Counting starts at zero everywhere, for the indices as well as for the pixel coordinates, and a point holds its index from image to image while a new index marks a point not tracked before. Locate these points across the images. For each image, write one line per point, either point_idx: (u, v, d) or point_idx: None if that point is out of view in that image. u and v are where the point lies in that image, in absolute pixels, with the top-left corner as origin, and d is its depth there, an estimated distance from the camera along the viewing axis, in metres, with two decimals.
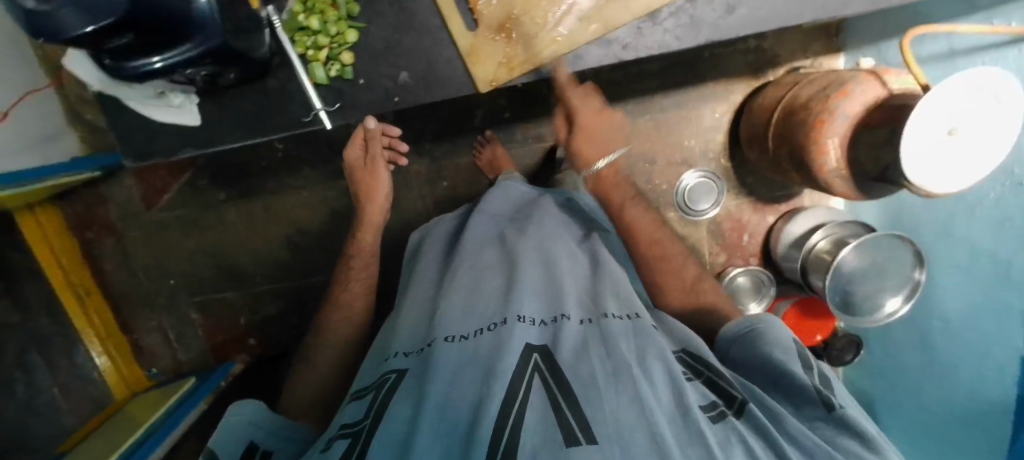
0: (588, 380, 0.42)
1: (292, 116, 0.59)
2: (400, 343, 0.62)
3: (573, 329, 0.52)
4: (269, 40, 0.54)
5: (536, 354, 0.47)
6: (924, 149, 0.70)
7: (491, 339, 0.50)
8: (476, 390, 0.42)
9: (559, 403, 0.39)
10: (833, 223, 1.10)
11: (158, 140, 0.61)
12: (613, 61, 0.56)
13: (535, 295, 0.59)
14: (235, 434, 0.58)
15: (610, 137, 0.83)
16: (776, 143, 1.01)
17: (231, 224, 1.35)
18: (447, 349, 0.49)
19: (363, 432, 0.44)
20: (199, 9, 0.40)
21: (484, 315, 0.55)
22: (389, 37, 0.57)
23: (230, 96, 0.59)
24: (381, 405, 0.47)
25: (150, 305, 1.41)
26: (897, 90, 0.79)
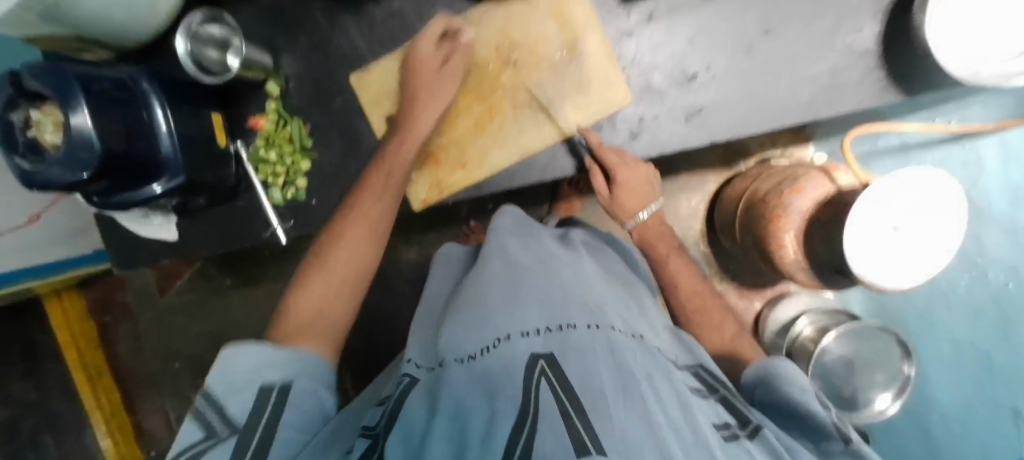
0: (596, 388, 0.36)
1: (254, 231, 0.60)
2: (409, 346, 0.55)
3: (584, 336, 0.42)
4: (231, 169, 0.57)
5: (542, 359, 0.40)
6: (866, 239, 0.70)
7: (492, 359, 0.41)
8: (488, 403, 0.37)
9: (566, 406, 0.34)
10: (818, 311, 1.06)
11: (143, 249, 0.62)
12: (536, 180, 0.60)
13: (540, 298, 0.48)
14: None
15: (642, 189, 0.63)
16: (743, 233, 1.03)
17: (234, 309, 1.41)
18: (455, 372, 0.41)
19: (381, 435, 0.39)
20: (163, 153, 0.48)
21: (490, 320, 0.46)
22: (336, 164, 0.57)
23: (205, 214, 0.60)
24: (392, 414, 0.41)
25: (156, 387, 1.43)
26: (845, 185, 0.82)
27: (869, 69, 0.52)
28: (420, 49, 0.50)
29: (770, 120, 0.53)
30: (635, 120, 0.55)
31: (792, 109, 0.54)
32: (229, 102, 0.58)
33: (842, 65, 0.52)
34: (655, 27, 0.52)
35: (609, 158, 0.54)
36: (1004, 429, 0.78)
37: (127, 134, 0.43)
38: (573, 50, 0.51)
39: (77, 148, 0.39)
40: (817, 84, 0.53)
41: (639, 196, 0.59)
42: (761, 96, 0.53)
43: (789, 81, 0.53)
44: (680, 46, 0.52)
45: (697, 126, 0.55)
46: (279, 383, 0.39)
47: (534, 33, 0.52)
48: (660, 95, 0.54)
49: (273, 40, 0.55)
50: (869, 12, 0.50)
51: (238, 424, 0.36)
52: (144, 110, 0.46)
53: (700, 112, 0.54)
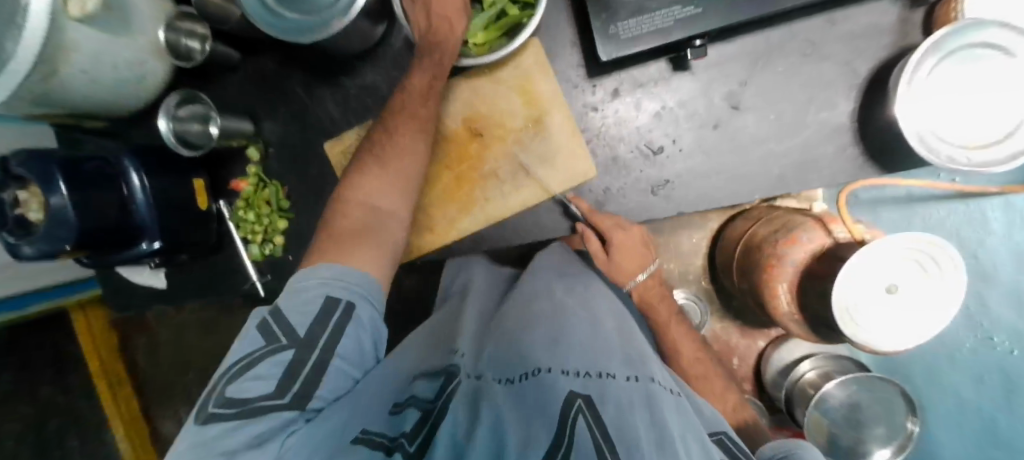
0: (634, 440, 0.30)
1: (236, 283, 0.62)
2: (457, 339, 0.47)
3: (622, 389, 0.35)
4: (215, 227, 0.60)
5: (580, 399, 0.33)
6: (858, 296, 0.66)
7: (523, 398, 0.35)
8: (524, 429, 0.32)
9: (603, 450, 0.29)
10: (822, 355, 1.02)
11: (135, 294, 0.66)
12: (507, 242, 0.60)
13: (580, 343, 0.42)
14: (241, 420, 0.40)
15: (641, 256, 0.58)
16: (739, 276, 1.01)
17: None
18: (498, 392, 0.37)
19: (437, 408, 0.37)
20: (139, 218, 0.50)
21: (533, 353, 0.40)
22: (314, 225, 0.59)
23: (188, 265, 0.63)
24: (449, 393, 0.38)
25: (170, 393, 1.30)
26: (840, 238, 0.77)
27: (844, 145, 0.51)
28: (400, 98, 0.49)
29: (738, 195, 0.53)
30: (601, 190, 0.55)
31: (762, 184, 0.53)
32: (214, 166, 0.61)
33: (811, 142, 0.51)
34: (620, 101, 0.53)
35: (603, 222, 0.54)
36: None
37: (104, 207, 0.46)
38: (539, 125, 0.53)
39: (55, 227, 0.42)
40: (789, 159, 0.52)
41: (637, 259, 0.57)
42: (730, 170, 0.53)
43: (758, 157, 0.52)
44: (645, 121, 0.53)
45: (664, 198, 0.54)
46: (343, 300, 0.41)
47: (500, 109, 0.54)
48: (625, 166, 0.54)
49: (255, 109, 0.58)
50: (842, 90, 0.50)
51: (300, 334, 0.39)
52: (122, 182, 0.48)
53: (667, 184, 0.53)
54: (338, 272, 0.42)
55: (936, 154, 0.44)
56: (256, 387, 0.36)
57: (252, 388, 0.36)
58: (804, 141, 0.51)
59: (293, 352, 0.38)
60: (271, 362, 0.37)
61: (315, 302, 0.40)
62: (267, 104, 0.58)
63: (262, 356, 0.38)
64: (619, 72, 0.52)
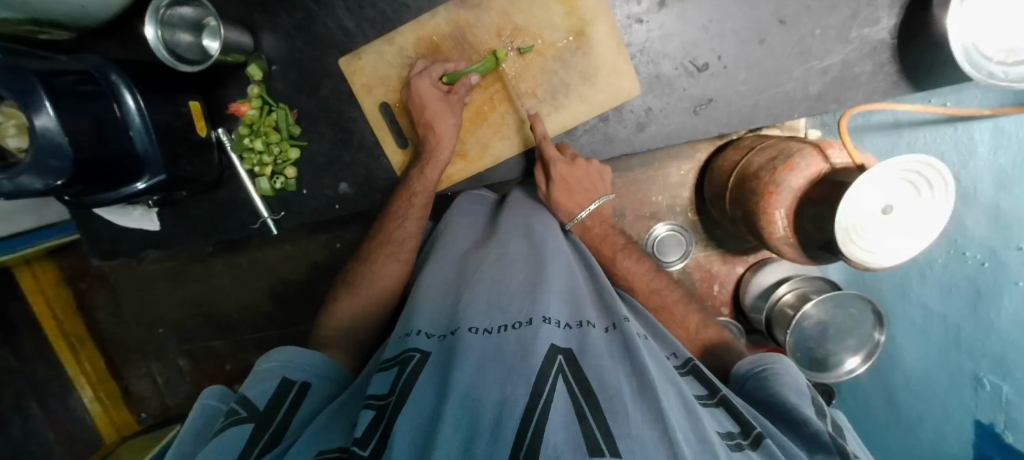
0: (615, 389, 0.30)
1: (241, 222, 0.60)
2: (417, 315, 0.43)
3: (602, 340, 0.38)
4: (215, 158, 0.55)
5: (561, 354, 0.34)
6: (856, 219, 0.61)
7: (509, 341, 0.35)
8: (501, 380, 0.31)
9: (580, 405, 0.29)
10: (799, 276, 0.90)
11: (124, 241, 0.62)
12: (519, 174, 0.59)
13: (558, 291, 0.42)
14: (259, 377, 0.43)
15: (589, 187, 0.55)
16: (731, 207, 0.87)
17: (217, 279, 1.11)
18: (473, 342, 0.35)
19: (392, 404, 0.33)
20: (139, 148, 0.45)
21: (512, 306, 0.40)
22: (330, 154, 0.57)
23: (184, 205, 0.60)
24: (407, 384, 0.34)
25: (140, 350, 1.18)
26: (839, 164, 0.69)
27: (880, 63, 0.51)
28: (418, 86, 0.50)
29: (779, 113, 0.53)
30: (642, 111, 0.54)
31: (801, 102, 0.53)
32: (208, 89, 0.55)
33: (854, 56, 0.51)
34: (666, 13, 0.51)
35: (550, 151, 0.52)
36: (962, 394, 0.73)
37: (100, 135, 0.41)
38: (580, 37, 0.50)
39: (49, 155, 0.37)
40: (829, 77, 0.52)
41: (581, 196, 0.55)
42: (771, 87, 0.53)
43: (801, 72, 0.52)
44: (690, 35, 0.51)
45: (705, 117, 0.54)
46: (298, 380, 0.43)
47: (537, 19, 0.50)
48: (669, 84, 0.53)
49: (252, 19, 0.53)
50: (885, 4, 0.49)
51: (259, 408, 0.39)
52: (114, 104, 0.43)
53: (709, 103, 0.53)
54: (293, 354, 0.45)
55: (977, 69, 0.45)
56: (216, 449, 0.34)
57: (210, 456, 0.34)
58: (845, 58, 0.51)
59: (251, 426, 0.37)
60: (232, 433, 0.36)
61: (270, 380, 0.42)
62: (266, 13, 0.53)
63: (220, 430, 0.37)
64: None
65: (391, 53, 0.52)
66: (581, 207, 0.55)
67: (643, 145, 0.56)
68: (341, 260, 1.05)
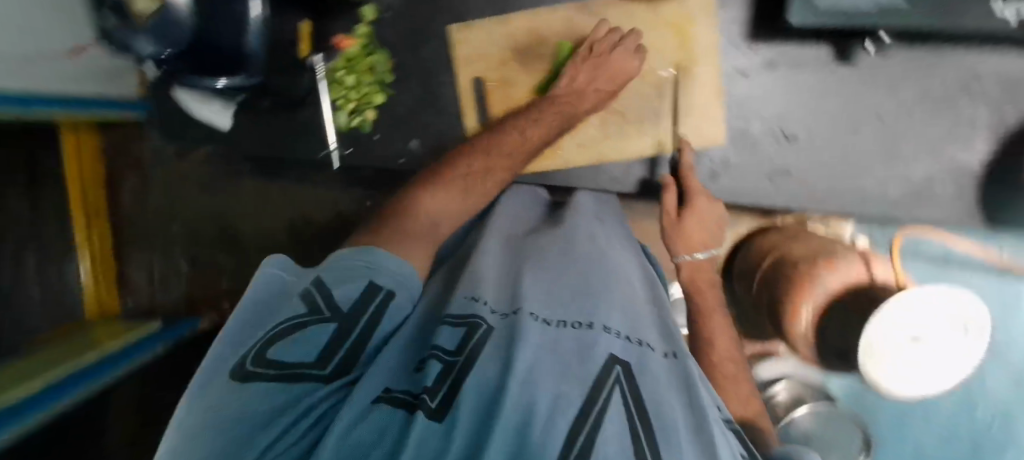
0: (670, 419, 0.28)
1: (308, 148, 0.61)
2: (484, 284, 0.40)
3: (661, 366, 0.34)
4: (308, 81, 0.57)
5: (618, 365, 0.31)
6: (886, 336, 0.59)
7: (570, 341, 0.32)
8: (558, 377, 0.28)
9: (638, 426, 0.26)
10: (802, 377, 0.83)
11: (190, 129, 0.64)
12: (592, 187, 0.59)
13: (620, 305, 0.40)
14: (333, 276, 0.36)
15: (712, 233, 0.52)
16: (757, 291, 0.80)
17: (244, 198, 1.13)
18: (534, 328, 0.33)
19: (461, 363, 0.30)
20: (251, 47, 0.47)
21: (573, 303, 0.38)
22: (410, 110, 0.58)
23: (262, 114, 0.61)
24: (476, 349, 0.31)
25: (148, 242, 1.19)
26: (878, 278, 0.67)
27: (964, 189, 0.51)
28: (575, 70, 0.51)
29: (849, 205, 0.53)
30: (719, 162, 0.55)
31: (875, 202, 0.53)
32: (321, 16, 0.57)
33: (939, 174, 0.51)
34: (772, 78, 0.52)
35: (695, 183, 0.52)
36: None
37: None
38: (684, 71, 0.53)
39: None
40: (909, 186, 0.52)
41: (705, 234, 0.51)
42: (850, 178, 0.53)
43: (884, 174, 0.52)
44: (789, 104, 0.52)
45: (778, 186, 0.54)
46: (384, 286, 0.37)
47: (648, 44, 0.53)
48: (754, 144, 0.54)
49: None
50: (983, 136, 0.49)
51: (343, 309, 0.33)
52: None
53: (786, 174, 0.53)
54: (373, 259, 0.38)
55: None
56: (287, 347, 0.29)
57: (291, 352, 0.29)
58: (930, 173, 0.51)
59: (332, 327, 0.32)
60: (309, 331, 0.31)
61: (356, 280, 0.36)
62: None
63: (299, 325, 0.31)
64: (780, 45, 0.51)
65: (502, 34, 0.54)
66: (704, 245, 0.51)
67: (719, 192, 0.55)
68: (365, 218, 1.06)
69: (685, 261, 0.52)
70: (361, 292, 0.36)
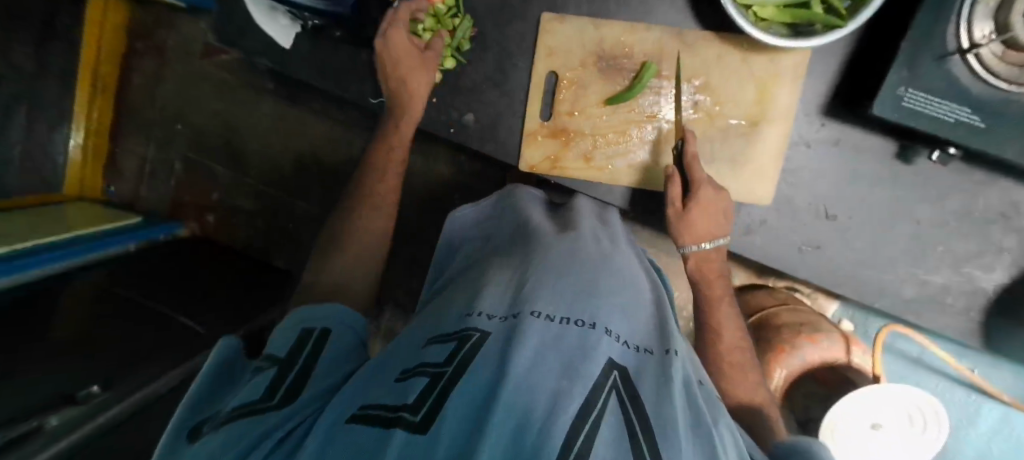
0: (671, 422, 0.28)
1: (361, 90, 0.61)
2: (484, 296, 0.39)
3: (659, 365, 0.35)
4: (384, 25, 0.56)
5: (616, 370, 0.31)
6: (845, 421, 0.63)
7: (571, 338, 0.32)
8: (558, 379, 0.28)
9: (636, 432, 0.26)
10: None
11: (245, 37, 0.62)
12: (631, 209, 0.60)
13: (619, 304, 0.39)
14: (285, 327, 0.42)
15: (717, 221, 0.54)
16: None
17: (260, 117, 1.10)
18: (535, 327, 0.32)
19: (449, 374, 0.29)
20: None
21: (577, 302, 0.37)
22: (477, 84, 0.59)
23: (326, 44, 0.60)
24: (466, 358, 0.31)
25: (148, 131, 1.15)
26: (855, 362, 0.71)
27: (972, 308, 0.54)
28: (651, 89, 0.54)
29: (866, 294, 0.55)
30: (756, 219, 0.56)
31: (889, 297, 0.55)
32: None
33: (954, 286, 0.54)
34: (834, 154, 0.53)
35: (698, 173, 0.52)
36: None
37: None
38: (754, 125, 0.54)
39: None
40: (924, 289, 0.55)
41: (713, 225, 0.53)
42: (877, 270, 0.55)
43: (905, 273, 0.54)
44: (841, 183, 0.53)
45: (804, 259, 0.55)
46: (318, 328, 0.42)
47: (726, 89, 0.54)
48: (795, 212, 0.55)
49: None
50: (1005, 261, 0.52)
51: (280, 354, 0.38)
52: None
53: (817, 249, 0.55)
54: (314, 308, 0.44)
55: None
56: (240, 399, 0.34)
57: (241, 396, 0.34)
58: (947, 282, 0.54)
59: (274, 370, 0.36)
60: (256, 378, 0.36)
61: (292, 331, 0.41)
62: None
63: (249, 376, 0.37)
64: (851, 125, 0.52)
65: (591, 37, 0.56)
66: (711, 235, 0.53)
67: (746, 247, 0.57)
68: None
69: (693, 251, 0.55)
70: (299, 337, 0.40)
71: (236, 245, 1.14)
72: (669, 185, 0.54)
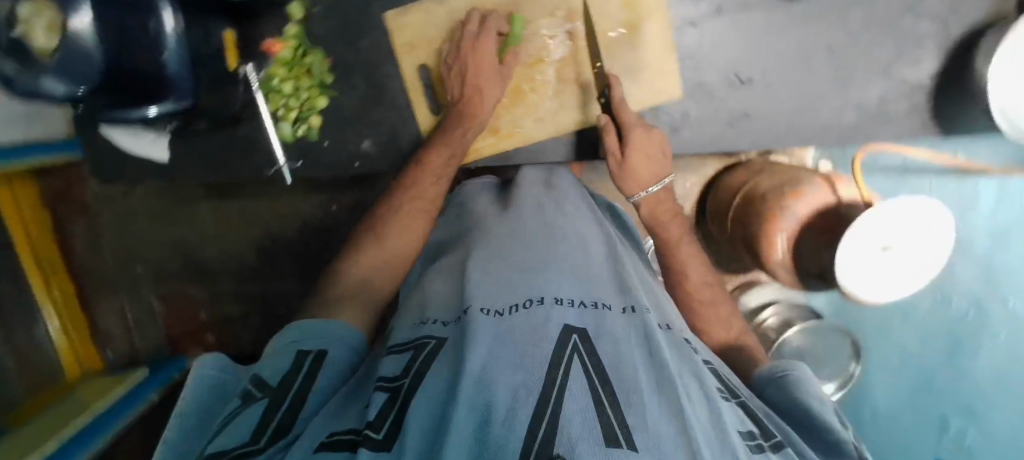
0: (632, 382, 0.28)
1: (253, 164, 0.60)
2: (432, 304, 0.40)
3: (619, 322, 0.35)
4: (240, 93, 0.54)
5: (574, 335, 0.31)
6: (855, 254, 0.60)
7: (523, 323, 0.32)
8: (514, 366, 0.28)
9: (599, 391, 0.26)
10: (788, 302, 0.85)
11: (125, 167, 0.61)
12: (561, 158, 0.61)
13: (570, 273, 0.40)
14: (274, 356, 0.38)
15: (659, 164, 0.53)
16: (732, 228, 0.82)
17: (204, 225, 1.08)
18: (485, 324, 0.32)
19: (406, 385, 0.30)
20: (169, 70, 0.43)
21: (524, 284, 0.37)
22: (358, 109, 0.58)
23: (196, 139, 0.60)
24: (420, 367, 0.31)
25: (114, 287, 1.13)
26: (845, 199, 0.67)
27: (916, 107, 0.52)
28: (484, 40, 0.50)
29: (811, 139, 0.54)
30: (678, 114, 0.55)
31: (834, 132, 0.54)
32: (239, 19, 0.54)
33: (891, 94, 0.52)
34: (720, 22, 0.52)
35: (627, 116, 0.51)
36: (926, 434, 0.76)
37: (135, 49, 0.39)
38: (634, 30, 0.52)
39: (75, 62, 0.35)
40: (865, 110, 0.53)
41: (655, 167, 0.52)
42: (812, 111, 0.54)
43: (840, 102, 0.53)
44: (739, 47, 0.52)
45: (739, 131, 0.55)
46: (313, 351, 0.39)
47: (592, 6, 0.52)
48: (709, 93, 0.54)
49: None
50: (931, 48, 0.50)
51: (272, 385, 0.34)
52: (152, 20, 0.40)
53: (745, 117, 0.54)
54: (305, 330, 0.41)
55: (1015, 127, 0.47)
56: (222, 442, 0.29)
57: (225, 438, 0.29)
58: (882, 94, 0.52)
59: (266, 402, 0.32)
60: (246, 413, 0.31)
61: (284, 354, 0.38)
62: None
63: (236, 413, 0.32)
64: None
65: (441, 13, 0.53)
66: (655, 177, 0.52)
67: (680, 145, 0.56)
68: (335, 223, 1.03)
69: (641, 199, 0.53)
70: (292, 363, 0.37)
71: (242, 352, 1.13)
72: (606, 139, 0.52)
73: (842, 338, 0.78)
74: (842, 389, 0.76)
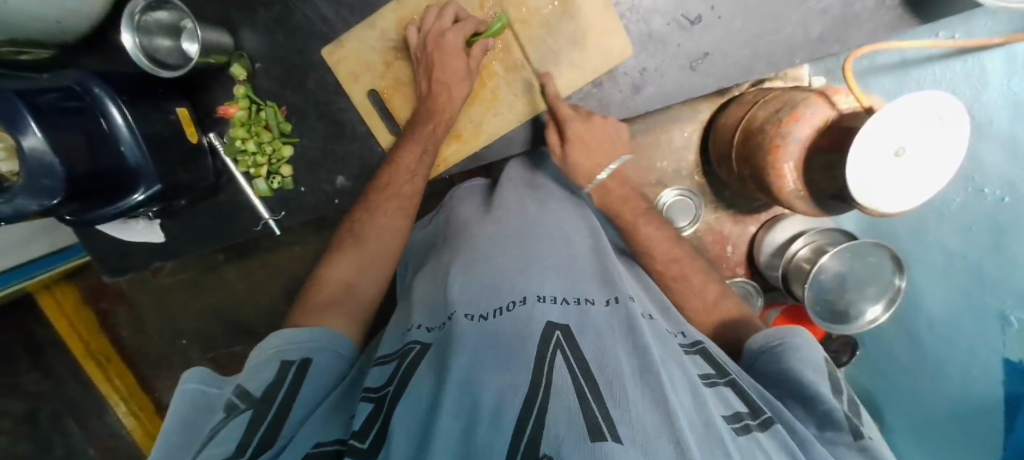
0: (618, 373, 0.28)
1: (243, 225, 0.63)
2: (415, 311, 0.42)
3: (603, 314, 0.35)
4: (210, 163, 0.58)
5: (558, 330, 0.32)
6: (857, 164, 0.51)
7: (508, 324, 0.33)
8: (500, 368, 0.28)
9: (582, 383, 0.27)
10: (816, 229, 0.79)
11: (130, 257, 0.66)
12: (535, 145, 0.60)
13: (552, 268, 0.40)
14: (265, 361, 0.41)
15: (611, 151, 0.55)
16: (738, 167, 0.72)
17: (232, 285, 1.09)
18: (467, 329, 0.33)
19: (389, 396, 0.31)
20: (130, 160, 0.47)
21: (505, 282, 0.38)
22: (325, 149, 0.60)
23: (184, 213, 0.63)
24: (402, 377, 0.33)
25: (167, 362, 1.15)
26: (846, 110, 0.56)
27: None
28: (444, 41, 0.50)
29: (779, 61, 0.52)
30: (637, 72, 0.55)
31: (802, 47, 0.52)
32: (193, 94, 0.58)
33: None
34: None
35: (563, 111, 0.53)
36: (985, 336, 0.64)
37: (93, 150, 0.43)
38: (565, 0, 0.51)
39: (39, 176, 0.38)
40: (829, 17, 0.51)
41: (599, 155, 0.54)
42: (770, 34, 0.52)
43: (800, 16, 0.51)
44: None
45: (703, 73, 0.54)
46: (297, 359, 0.41)
47: None
48: (662, 41, 0.53)
49: (230, 18, 0.56)
50: None
51: (256, 396, 0.37)
52: (101, 117, 0.45)
53: (705, 57, 0.53)
54: (294, 337, 0.44)
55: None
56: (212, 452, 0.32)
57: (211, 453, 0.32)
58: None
59: (250, 414, 0.35)
60: (232, 424, 0.34)
61: (270, 364, 0.41)
62: (244, 12, 0.55)
63: (221, 426, 0.35)
64: None
65: (374, 37, 0.54)
66: (599, 167, 0.54)
67: (643, 103, 0.56)
68: None
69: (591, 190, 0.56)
70: (278, 372, 0.40)
71: None
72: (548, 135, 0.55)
73: (882, 258, 0.70)
74: (890, 308, 0.71)
